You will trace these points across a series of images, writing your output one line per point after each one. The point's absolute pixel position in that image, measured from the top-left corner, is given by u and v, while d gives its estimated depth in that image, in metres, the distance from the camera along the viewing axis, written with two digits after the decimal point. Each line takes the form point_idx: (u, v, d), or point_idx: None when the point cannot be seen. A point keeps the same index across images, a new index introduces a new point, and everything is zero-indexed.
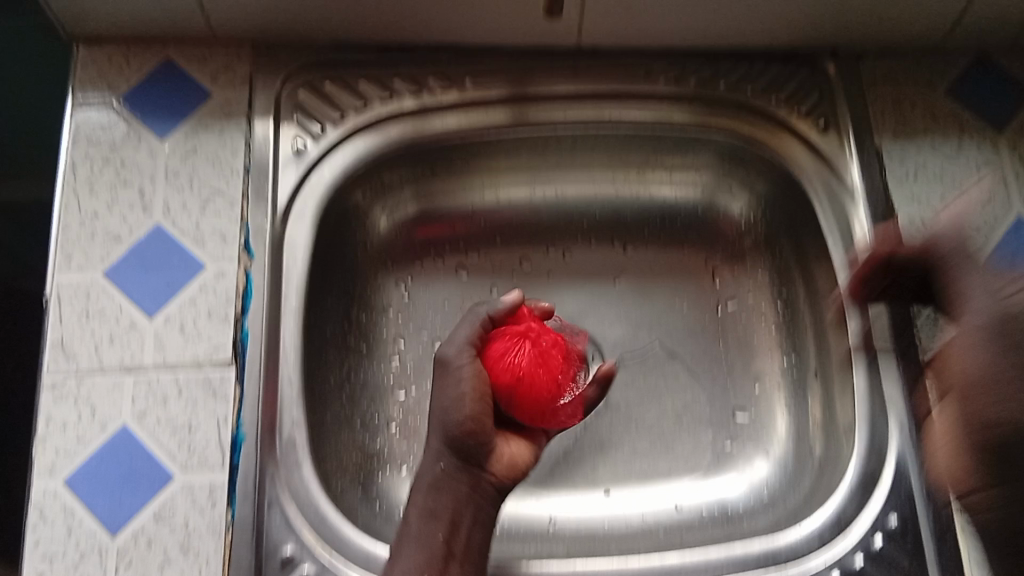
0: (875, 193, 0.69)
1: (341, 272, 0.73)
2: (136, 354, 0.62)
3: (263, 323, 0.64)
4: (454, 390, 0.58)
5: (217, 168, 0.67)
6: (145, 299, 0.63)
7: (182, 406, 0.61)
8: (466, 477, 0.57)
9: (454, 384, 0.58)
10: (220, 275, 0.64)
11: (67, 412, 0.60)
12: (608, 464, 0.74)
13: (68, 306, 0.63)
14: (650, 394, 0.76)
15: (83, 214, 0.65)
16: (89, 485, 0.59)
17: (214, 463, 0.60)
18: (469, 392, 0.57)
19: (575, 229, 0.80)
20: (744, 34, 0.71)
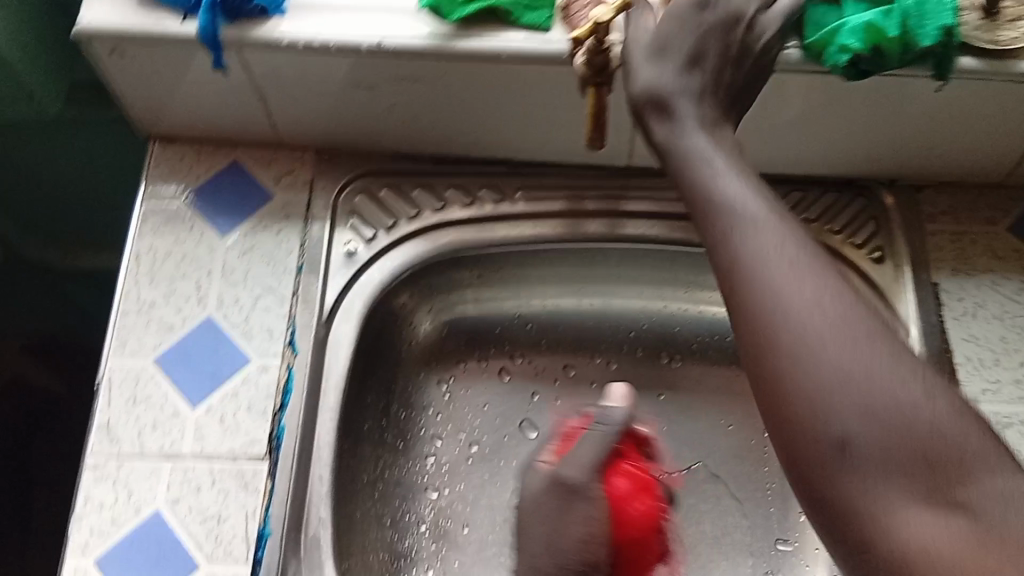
0: (931, 328, 0.67)
1: (385, 371, 0.74)
2: (176, 441, 0.64)
3: (301, 419, 0.66)
4: (581, 530, 0.61)
5: (271, 266, 0.70)
6: (189, 388, 0.66)
7: (214, 497, 0.62)
8: None
9: (580, 522, 0.61)
10: (263, 368, 0.67)
11: (105, 493, 0.62)
12: None
13: (118, 390, 0.66)
14: (688, 515, 0.73)
15: (141, 304, 0.69)
16: (116, 568, 0.60)
17: (240, 556, 0.60)
18: (594, 536, 0.61)
19: (620, 340, 0.80)
20: (797, 162, 0.71)
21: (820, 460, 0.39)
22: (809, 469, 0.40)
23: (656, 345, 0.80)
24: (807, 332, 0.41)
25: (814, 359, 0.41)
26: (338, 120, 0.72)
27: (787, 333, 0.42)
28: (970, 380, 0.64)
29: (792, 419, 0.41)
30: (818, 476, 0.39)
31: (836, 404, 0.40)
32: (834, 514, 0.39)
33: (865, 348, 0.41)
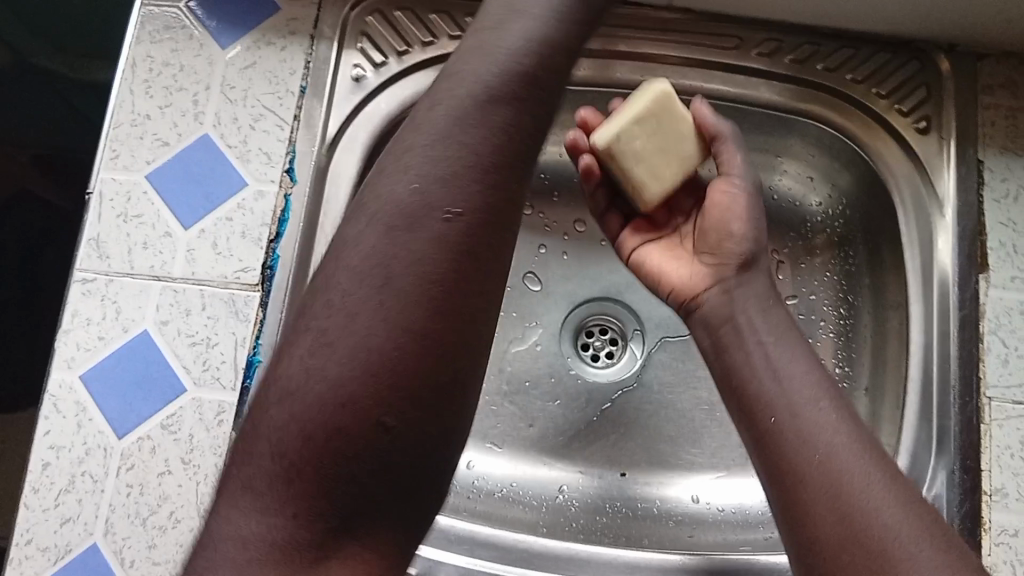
0: (968, 208, 0.62)
1: None
2: (167, 262, 0.62)
3: (295, 250, 0.63)
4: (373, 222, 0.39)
5: (273, 86, 0.66)
6: (182, 209, 0.63)
7: (203, 322, 0.61)
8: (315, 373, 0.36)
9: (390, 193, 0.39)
10: (259, 195, 0.64)
11: (93, 309, 0.61)
12: (630, 445, 0.70)
13: (109, 205, 0.63)
14: (686, 381, 0.72)
15: (135, 115, 0.65)
16: (103, 384, 0.59)
17: (228, 383, 0.59)
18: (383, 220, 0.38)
19: None
20: (851, 16, 0.65)
21: (828, 522, 0.45)
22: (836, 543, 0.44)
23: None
24: (822, 433, 0.49)
25: (823, 441, 0.48)
26: None
27: (796, 404, 0.51)
28: (1000, 266, 0.61)
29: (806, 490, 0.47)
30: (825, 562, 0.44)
31: (865, 503, 0.45)
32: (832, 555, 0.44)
33: (854, 450, 0.48)
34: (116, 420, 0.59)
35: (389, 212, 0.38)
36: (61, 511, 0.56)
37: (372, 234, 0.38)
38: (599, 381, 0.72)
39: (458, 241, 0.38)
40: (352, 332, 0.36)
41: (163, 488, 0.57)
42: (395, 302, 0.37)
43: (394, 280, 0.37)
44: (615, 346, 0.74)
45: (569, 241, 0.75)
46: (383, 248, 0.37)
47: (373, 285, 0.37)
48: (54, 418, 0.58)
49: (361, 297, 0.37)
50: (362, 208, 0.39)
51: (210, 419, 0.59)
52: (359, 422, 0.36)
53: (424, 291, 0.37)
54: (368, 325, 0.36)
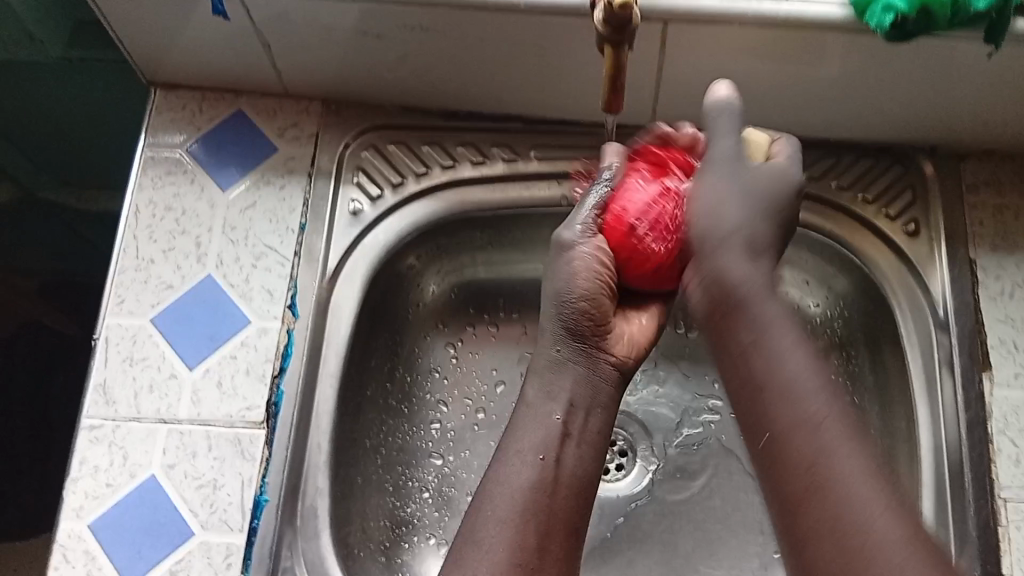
0: (964, 308, 0.63)
1: (390, 334, 0.72)
2: (173, 404, 0.62)
3: (299, 385, 0.64)
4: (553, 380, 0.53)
5: (273, 224, 0.68)
6: (187, 348, 0.64)
7: (210, 464, 0.61)
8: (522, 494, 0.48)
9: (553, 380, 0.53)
10: (263, 331, 0.65)
11: (101, 456, 0.61)
12: (644, 560, 0.68)
13: (115, 349, 0.64)
14: (699, 490, 0.71)
15: (139, 260, 0.66)
16: (112, 532, 0.59)
17: (234, 525, 0.59)
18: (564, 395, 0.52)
19: None
20: (831, 126, 0.67)
21: (807, 481, 0.43)
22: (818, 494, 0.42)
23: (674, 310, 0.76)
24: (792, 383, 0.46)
25: (790, 368, 0.46)
26: (347, 72, 0.68)
27: (761, 352, 0.47)
28: (1002, 364, 0.61)
29: (784, 436, 0.44)
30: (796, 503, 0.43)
31: (828, 454, 0.43)
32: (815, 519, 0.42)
33: (827, 388, 0.45)
34: (125, 568, 0.58)
35: (523, 455, 0.50)
36: None
37: (524, 474, 0.49)
38: (610, 495, 0.71)
39: (574, 483, 0.50)
40: (498, 562, 0.46)
41: None
42: (538, 510, 0.48)
43: (531, 499, 0.48)
44: (624, 458, 0.73)
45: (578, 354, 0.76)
46: (525, 483, 0.49)
47: (515, 517, 0.48)
48: (63, 570, 0.58)
49: (508, 517, 0.48)
50: (508, 462, 0.50)
51: (220, 562, 0.58)
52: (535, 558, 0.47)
53: (581, 475, 0.50)
54: (514, 548, 0.47)
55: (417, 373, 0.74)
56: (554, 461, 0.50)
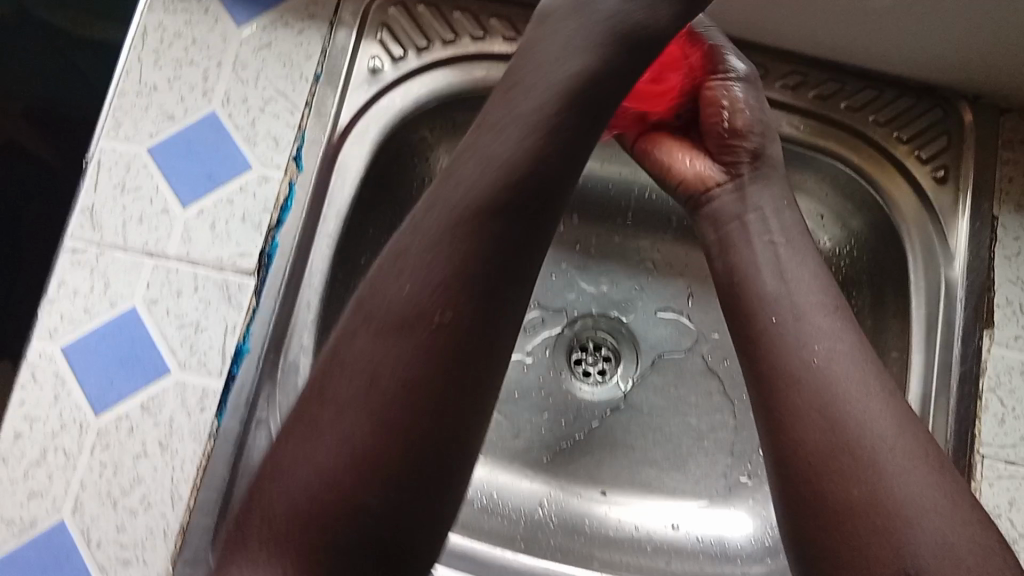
0: (977, 261, 0.62)
1: (390, 205, 0.69)
2: (162, 239, 0.60)
3: (295, 239, 0.61)
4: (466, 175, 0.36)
5: (287, 70, 0.64)
6: (183, 184, 0.61)
7: (194, 304, 0.59)
8: (421, 301, 0.34)
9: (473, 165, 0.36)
10: (263, 180, 0.61)
11: (81, 280, 0.59)
12: (614, 464, 0.69)
13: (106, 174, 0.61)
14: (674, 405, 0.70)
15: (142, 86, 0.63)
16: (86, 359, 0.58)
17: (213, 370, 0.58)
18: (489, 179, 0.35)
19: (647, 220, 0.74)
20: (877, 58, 0.64)
21: (832, 461, 0.40)
22: (823, 462, 0.40)
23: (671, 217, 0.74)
24: (838, 377, 0.42)
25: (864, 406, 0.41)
26: None
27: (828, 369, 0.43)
28: (1005, 324, 0.60)
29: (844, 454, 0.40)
30: (818, 464, 0.40)
31: (896, 474, 0.39)
32: (827, 497, 0.39)
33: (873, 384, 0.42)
34: (96, 396, 0.57)
35: (406, 282, 0.35)
36: (30, 486, 0.55)
37: (283, 511, 0.32)
38: (589, 399, 0.71)
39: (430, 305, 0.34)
40: (326, 445, 0.33)
41: (137, 471, 0.56)
42: (358, 451, 0.32)
43: (362, 410, 0.33)
44: (608, 364, 0.72)
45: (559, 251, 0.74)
46: (359, 391, 0.33)
47: (366, 353, 0.34)
48: (29, 388, 0.57)
49: (357, 369, 0.34)
50: (311, 404, 0.34)
51: (194, 404, 0.57)
52: (365, 426, 0.33)
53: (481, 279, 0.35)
54: (335, 412, 0.33)
55: None
56: (395, 386, 0.33)
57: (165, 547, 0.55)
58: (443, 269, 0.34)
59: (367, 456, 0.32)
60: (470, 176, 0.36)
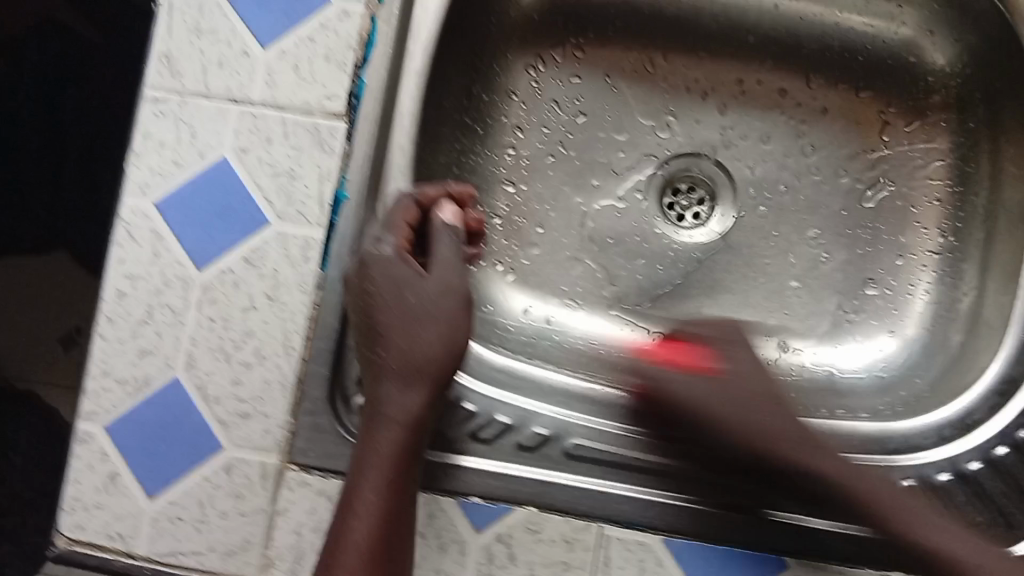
0: None
1: (470, 42, 0.65)
2: (245, 84, 0.56)
3: (382, 77, 0.57)
4: (389, 286, 0.48)
5: None
6: (260, 24, 0.57)
7: (287, 152, 0.56)
8: (410, 376, 0.47)
9: (395, 275, 0.48)
10: (344, 15, 0.57)
11: (167, 131, 0.56)
12: (714, 306, 0.67)
13: (178, 17, 0.57)
14: (776, 243, 0.68)
15: None
16: (181, 213, 0.55)
17: (314, 219, 0.56)
18: (419, 302, 0.48)
19: (738, 45, 0.69)
20: None
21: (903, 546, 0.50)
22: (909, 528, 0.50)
23: (765, 47, 0.69)
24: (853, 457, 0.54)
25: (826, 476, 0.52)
26: None
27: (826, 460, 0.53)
28: None
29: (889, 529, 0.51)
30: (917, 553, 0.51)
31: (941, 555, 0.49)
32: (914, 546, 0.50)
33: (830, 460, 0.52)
34: (195, 251, 0.55)
35: (395, 425, 0.46)
36: (140, 345, 0.54)
37: (355, 551, 0.43)
38: (685, 241, 0.69)
39: (422, 365, 0.47)
40: (367, 538, 0.44)
41: (247, 325, 0.55)
42: (392, 488, 0.46)
43: (397, 454, 0.46)
44: (702, 207, 0.69)
45: (646, 89, 0.70)
46: (396, 426, 0.46)
47: (398, 410, 0.47)
48: (127, 246, 0.55)
49: (396, 426, 0.46)
50: (382, 393, 0.47)
51: (297, 254, 0.55)
52: (389, 523, 0.45)
53: (437, 348, 0.48)
54: (391, 450, 0.46)
55: (500, 90, 0.68)
56: (416, 422, 0.47)
57: (284, 399, 0.54)
58: (426, 376, 0.47)
59: (398, 532, 0.45)
60: (400, 278, 0.48)
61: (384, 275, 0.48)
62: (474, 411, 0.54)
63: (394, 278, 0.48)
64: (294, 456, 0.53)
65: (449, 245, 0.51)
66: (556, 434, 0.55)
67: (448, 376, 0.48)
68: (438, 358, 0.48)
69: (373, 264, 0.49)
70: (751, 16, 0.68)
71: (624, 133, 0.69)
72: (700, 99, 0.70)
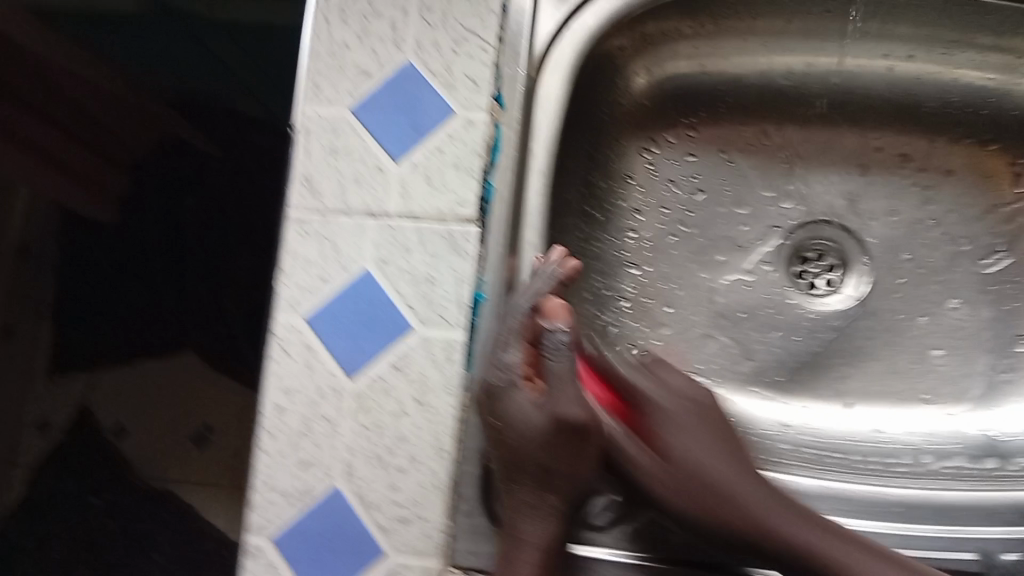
0: None
1: (588, 134, 0.66)
2: (381, 198, 0.59)
3: (510, 180, 0.59)
4: (515, 427, 0.46)
5: (475, 8, 0.61)
6: (392, 140, 0.60)
7: (425, 259, 0.58)
8: (540, 503, 0.47)
9: (519, 415, 0.46)
10: (470, 124, 0.60)
11: (312, 249, 0.59)
12: (858, 375, 0.66)
13: (316, 140, 0.60)
14: (916, 305, 0.67)
15: (334, 46, 0.61)
16: (330, 325, 0.58)
17: (455, 321, 0.57)
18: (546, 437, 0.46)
19: (858, 111, 0.69)
20: None
21: None
22: None
23: (881, 110, 0.69)
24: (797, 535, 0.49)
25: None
26: None
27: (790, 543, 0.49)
28: None
29: None
30: None
31: None
32: None
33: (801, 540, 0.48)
34: (346, 361, 0.57)
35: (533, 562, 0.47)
36: (300, 457, 0.56)
37: None
38: (822, 309, 0.68)
39: (555, 496, 0.47)
40: None
41: (399, 429, 0.56)
42: None
43: None
44: (833, 274, 0.68)
45: (762, 163, 0.70)
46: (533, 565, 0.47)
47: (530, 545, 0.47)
48: (281, 361, 0.58)
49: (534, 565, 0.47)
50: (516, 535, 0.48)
51: (442, 357, 0.57)
52: None
53: (564, 476, 0.47)
54: None
55: (617, 176, 0.69)
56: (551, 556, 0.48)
57: (440, 501, 0.55)
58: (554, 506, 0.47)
59: None
60: (523, 420, 0.46)
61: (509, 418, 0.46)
62: (624, 504, 0.54)
63: (511, 422, 0.46)
64: (455, 558, 0.54)
65: (563, 366, 0.46)
66: None
67: (574, 498, 0.48)
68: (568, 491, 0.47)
69: (495, 405, 0.47)
70: (863, 80, 0.69)
71: (745, 204, 0.69)
72: (822, 167, 0.69)
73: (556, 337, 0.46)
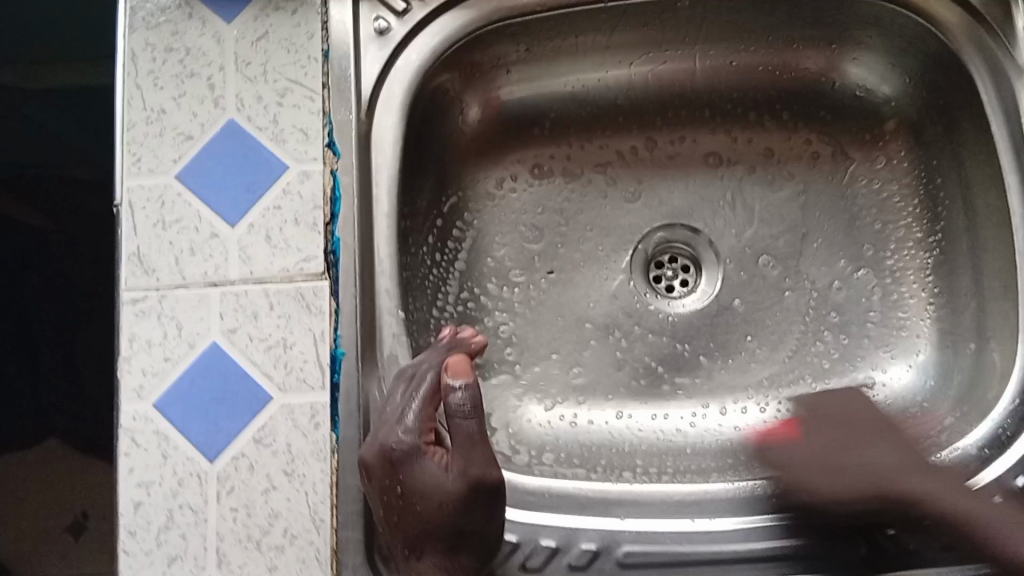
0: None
1: (429, 168, 0.66)
2: (221, 266, 0.56)
3: (355, 232, 0.58)
4: (422, 484, 0.49)
5: (293, 54, 0.58)
6: (223, 203, 0.57)
7: (276, 323, 0.55)
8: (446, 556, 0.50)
9: (424, 473, 0.49)
10: (305, 176, 0.57)
11: (152, 329, 0.56)
12: (728, 369, 0.68)
13: (141, 213, 0.57)
14: (772, 297, 0.69)
15: (149, 112, 0.58)
16: (182, 408, 0.55)
17: (315, 383, 0.55)
18: (449, 495, 0.48)
19: (691, 114, 0.72)
20: None
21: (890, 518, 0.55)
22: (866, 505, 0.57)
23: (706, 107, 0.71)
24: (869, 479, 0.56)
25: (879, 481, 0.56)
26: None
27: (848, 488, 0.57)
28: None
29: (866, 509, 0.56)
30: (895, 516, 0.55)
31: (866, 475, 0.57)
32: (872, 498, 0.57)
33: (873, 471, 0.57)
34: (204, 444, 0.54)
35: None
36: (167, 551, 0.53)
37: None
38: (681, 310, 0.69)
39: (461, 545, 0.50)
40: None
41: (271, 506, 0.53)
42: None
43: None
44: (688, 274, 0.70)
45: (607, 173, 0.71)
46: None
47: None
48: (134, 453, 0.54)
49: None
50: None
51: (307, 424, 0.54)
52: None
53: (475, 526, 0.49)
54: None
55: (469, 205, 0.69)
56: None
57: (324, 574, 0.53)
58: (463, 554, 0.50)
59: None
60: (431, 480, 0.49)
61: (411, 476, 0.49)
62: (517, 540, 0.55)
63: (422, 491, 0.49)
64: None
65: (471, 428, 0.48)
66: (605, 546, 0.55)
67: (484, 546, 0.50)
68: (473, 537, 0.50)
69: (399, 466, 0.49)
70: (687, 82, 0.71)
71: (594, 224, 0.70)
72: (662, 170, 0.71)
73: (462, 397, 0.48)
